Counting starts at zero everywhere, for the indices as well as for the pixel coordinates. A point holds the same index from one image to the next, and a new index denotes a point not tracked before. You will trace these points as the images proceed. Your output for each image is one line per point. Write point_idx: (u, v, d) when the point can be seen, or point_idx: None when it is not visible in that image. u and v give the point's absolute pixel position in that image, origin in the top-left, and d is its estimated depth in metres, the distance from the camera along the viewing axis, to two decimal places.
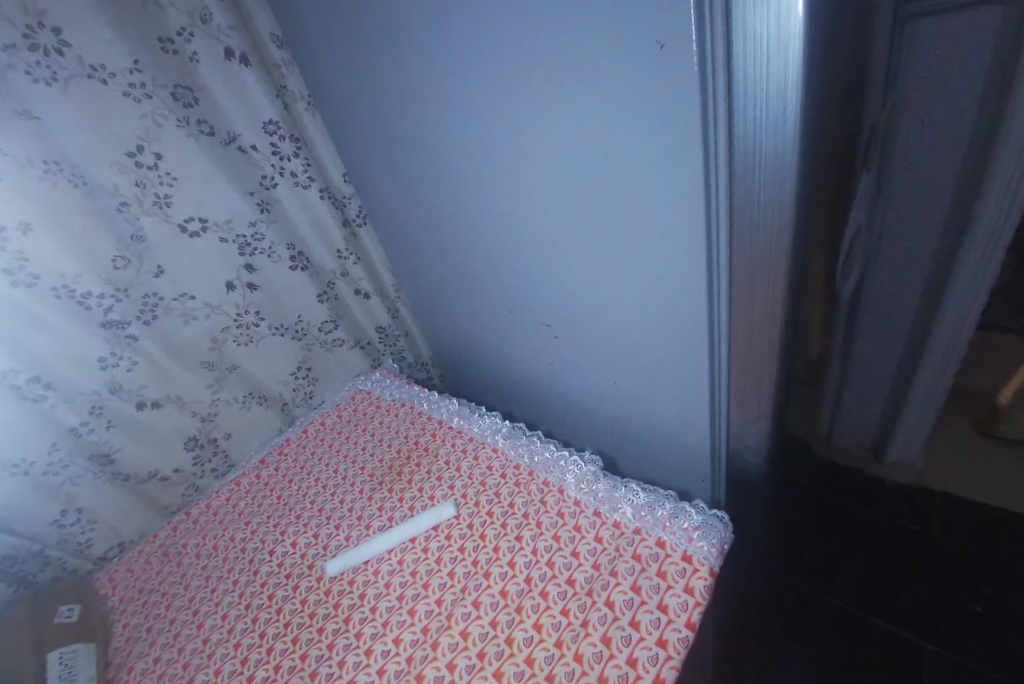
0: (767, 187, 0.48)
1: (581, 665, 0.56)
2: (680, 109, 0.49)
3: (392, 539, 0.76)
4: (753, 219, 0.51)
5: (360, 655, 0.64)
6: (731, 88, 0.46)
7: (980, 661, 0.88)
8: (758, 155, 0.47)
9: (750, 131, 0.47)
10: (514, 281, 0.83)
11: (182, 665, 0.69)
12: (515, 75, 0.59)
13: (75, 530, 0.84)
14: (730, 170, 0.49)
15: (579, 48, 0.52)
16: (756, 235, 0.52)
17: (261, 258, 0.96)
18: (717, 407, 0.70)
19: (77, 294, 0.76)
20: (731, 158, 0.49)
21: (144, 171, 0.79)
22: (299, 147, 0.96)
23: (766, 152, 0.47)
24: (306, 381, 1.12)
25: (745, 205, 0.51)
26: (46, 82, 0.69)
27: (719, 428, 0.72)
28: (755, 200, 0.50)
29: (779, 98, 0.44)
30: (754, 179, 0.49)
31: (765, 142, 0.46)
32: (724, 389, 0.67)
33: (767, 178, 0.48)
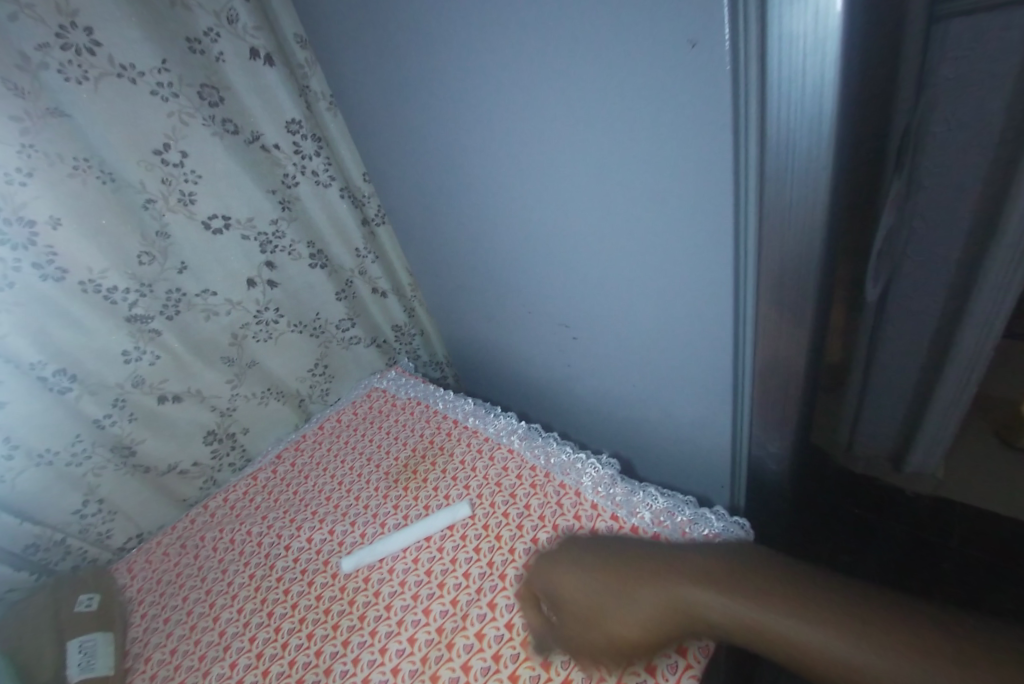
0: (799, 193, 0.47)
1: (599, 670, 0.56)
2: (707, 114, 0.48)
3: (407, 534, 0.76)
4: (784, 224, 0.49)
5: (375, 653, 0.64)
6: (764, 90, 0.44)
7: None
8: (791, 161, 0.45)
9: (782, 136, 0.45)
10: (533, 283, 0.83)
11: (198, 657, 0.69)
12: (542, 73, 0.58)
13: (96, 520, 0.86)
14: (761, 171, 0.47)
15: (606, 49, 0.52)
16: (785, 241, 0.50)
17: (281, 255, 0.97)
18: (738, 415, 0.69)
19: (104, 289, 0.78)
20: (763, 163, 0.47)
21: (170, 169, 0.80)
22: (320, 146, 0.96)
23: (799, 157, 0.45)
24: (323, 378, 1.13)
25: (776, 211, 0.49)
26: (77, 80, 0.70)
27: (741, 439, 0.70)
28: (786, 206, 0.48)
29: (814, 98, 0.42)
30: (785, 185, 0.47)
31: (799, 147, 0.44)
32: (747, 396, 0.66)
33: (799, 185, 0.46)
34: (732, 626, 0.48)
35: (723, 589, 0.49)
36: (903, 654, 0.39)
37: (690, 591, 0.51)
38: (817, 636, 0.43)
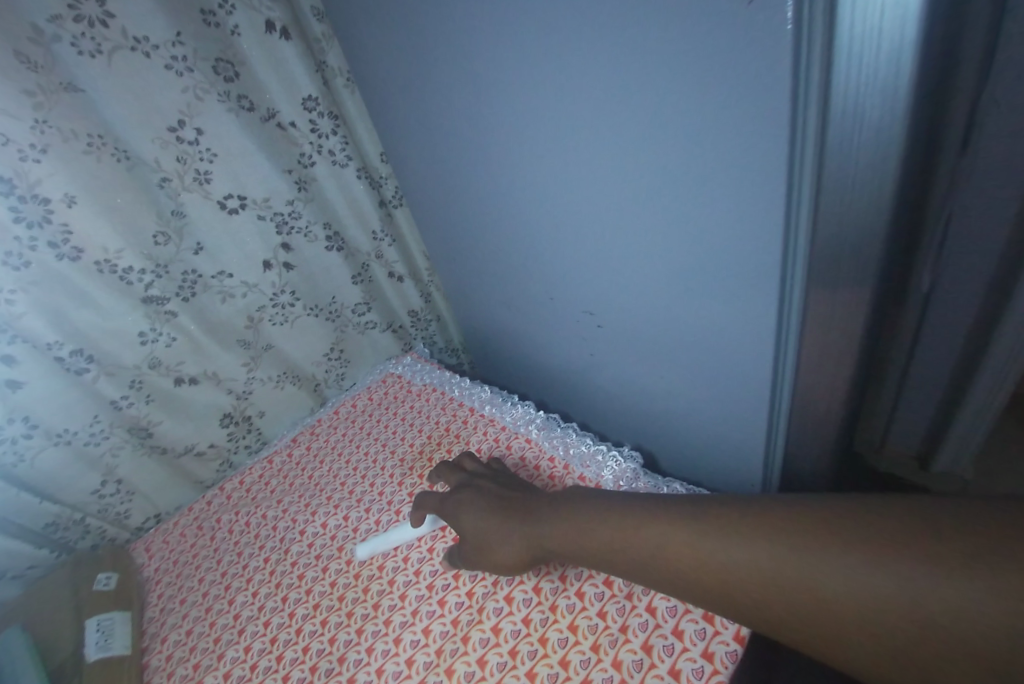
0: (863, 163, 0.44)
1: (620, 672, 0.53)
2: (754, 85, 0.44)
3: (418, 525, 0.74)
4: (842, 196, 0.46)
5: (389, 643, 0.63)
6: (829, 57, 0.40)
7: None
8: (858, 129, 0.43)
9: (850, 104, 0.42)
10: (556, 269, 0.80)
11: (213, 639, 0.69)
12: (577, 42, 0.54)
13: (114, 500, 0.86)
14: (822, 142, 0.43)
15: (646, 15, 0.48)
16: (846, 216, 0.47)
17: (297, 237, 0.95)
18: (776, 412, 0.65)
19: (119, 269, 0.77)
20: (824, 137, 0.43)
21: (185, 147, 0.78)
22: (337, 124, 0.93)
23: (869, 123, 0.42)
24: (339, 363, 1.11)
25: (837, 187, 0.46)
26: (91, 54, 0.68)
27: (777, 433, 0.67)
28: (849, 179, 0.45)
29: (890, 54, 0.39)
30: (851, 156, 0.44)
31: (868, 113, 0.42)
32: (785, 392, 0.62)
33: (865, 154, 0.44)
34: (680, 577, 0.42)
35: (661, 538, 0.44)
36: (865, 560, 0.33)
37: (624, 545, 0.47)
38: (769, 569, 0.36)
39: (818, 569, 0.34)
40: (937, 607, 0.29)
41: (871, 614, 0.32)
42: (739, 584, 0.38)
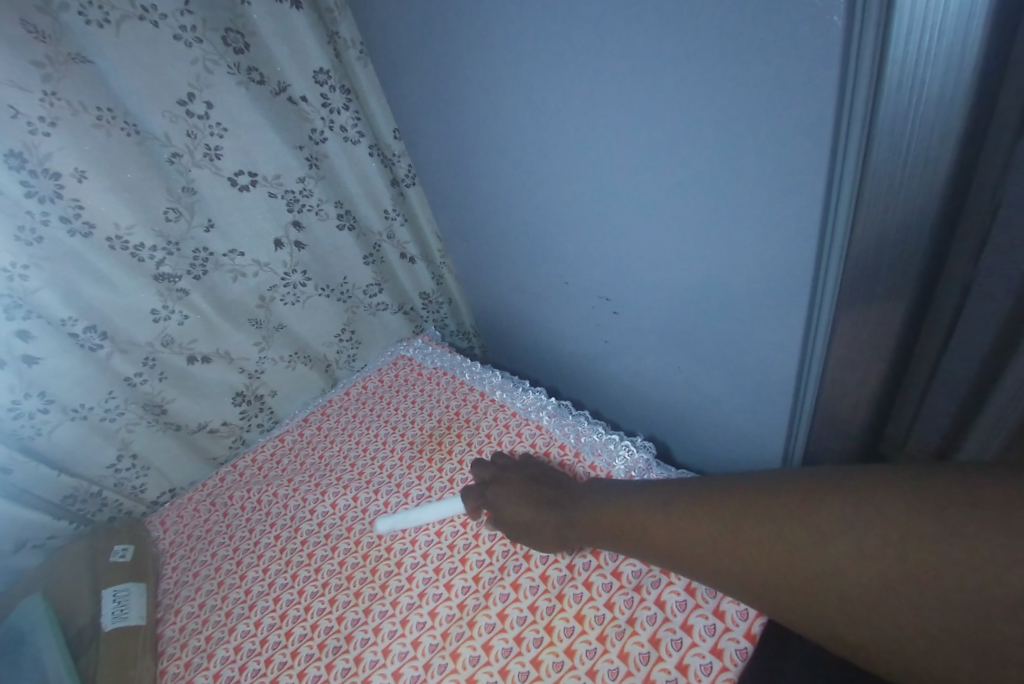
0: (919, 139, 0.41)
1: (626, 664, 0.53)
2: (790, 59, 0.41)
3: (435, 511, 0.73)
4: (885, 196, 0.44)
5: (395, 624, 0.63)
6: (887, 21, 0.35)
7: None
8: (913, 103, 0.39)
9: (907, 74, 0.37)
10: (572, 253, 0.78)
11: (225, 613, 0.71)
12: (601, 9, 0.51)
13: (130, 474, 0.88)
14: (868, 139, 0.40)
15: None
16: (893, 197, 0.44)
17: (309, 215, 0.93)
18: (800, 406, 0.62)
19: (131, 246, 0.76)
20: (873, 116, 0.39)
21: (195, 121, 0.77)
22: (349, 99, 0.91)
23: (923, 93, 0.39)
24: (350, 344, 1.11)
25: (885, 168, 0.42)
26: (99, 23, 0.66)
27: (799, 427, 0.65)
28: (901, 154, 0.42)
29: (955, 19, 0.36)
30: (905, 129, 0.40)
31: (923, 84, 0.38)
32: (812, 386, 0.59)
33: (920, 130, 0.41)
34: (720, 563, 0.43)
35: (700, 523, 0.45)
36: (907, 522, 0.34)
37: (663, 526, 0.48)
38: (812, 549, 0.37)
39: (854, 538, 0.36)
40: (973, 561, 0.31)
41: (915, 577, 0.33)
42: (780, 564, 0.39)
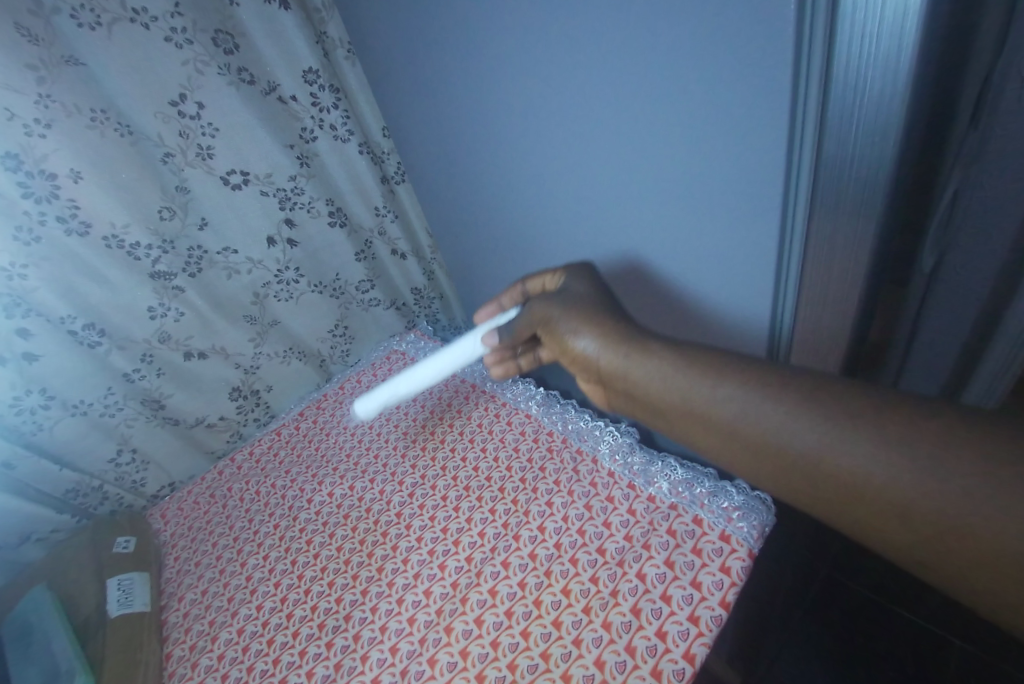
0: (864, 135, 0.45)
1: (609, 632, 0.56)
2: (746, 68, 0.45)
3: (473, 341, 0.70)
4: (839, 177, 0.48)
5: (392, 603, 0.66)
6: (834, 27, 0.41)
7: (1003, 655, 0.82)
8: (858, 99, 0.44)
9: (852, 73, 0.43)
10: (558, 248, 0.81)
11: (227, 598, 0.73)
12: (588, 12, 0.55)
13: (130, 468, 0.90)
14: (823, 116, 0.45)
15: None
16: (843, 186, 0.49)
17: (300, 212, 0.95)
18: (778, 328, 0.62)
19: (127, 244, 0.78)
20: (824, 110, 0.45)
21: (187, 121, 0.78)
22: (338, 98, 0.92)
23: (870, 91, 0.43)
24: (343, 339, 1.13)
25: (835, 158, 0.47)
26: (90, 26, 0.68)
27: (777, 356, 0.64)
28: (849, 148, 0.46)
29: (894, 31, 0.40)
30: (851, 124, 0.45)
31: (870, 81, 0.43)
32: (788, 312, 0.59)
33: (866, 129, 0.45)
34: (760, 438, 0.44)
35: (777, 403, 0.44)
36: (965, 461, 0.35)
37: (726, 400, 0.47)
38: (862, 456, 0.39)
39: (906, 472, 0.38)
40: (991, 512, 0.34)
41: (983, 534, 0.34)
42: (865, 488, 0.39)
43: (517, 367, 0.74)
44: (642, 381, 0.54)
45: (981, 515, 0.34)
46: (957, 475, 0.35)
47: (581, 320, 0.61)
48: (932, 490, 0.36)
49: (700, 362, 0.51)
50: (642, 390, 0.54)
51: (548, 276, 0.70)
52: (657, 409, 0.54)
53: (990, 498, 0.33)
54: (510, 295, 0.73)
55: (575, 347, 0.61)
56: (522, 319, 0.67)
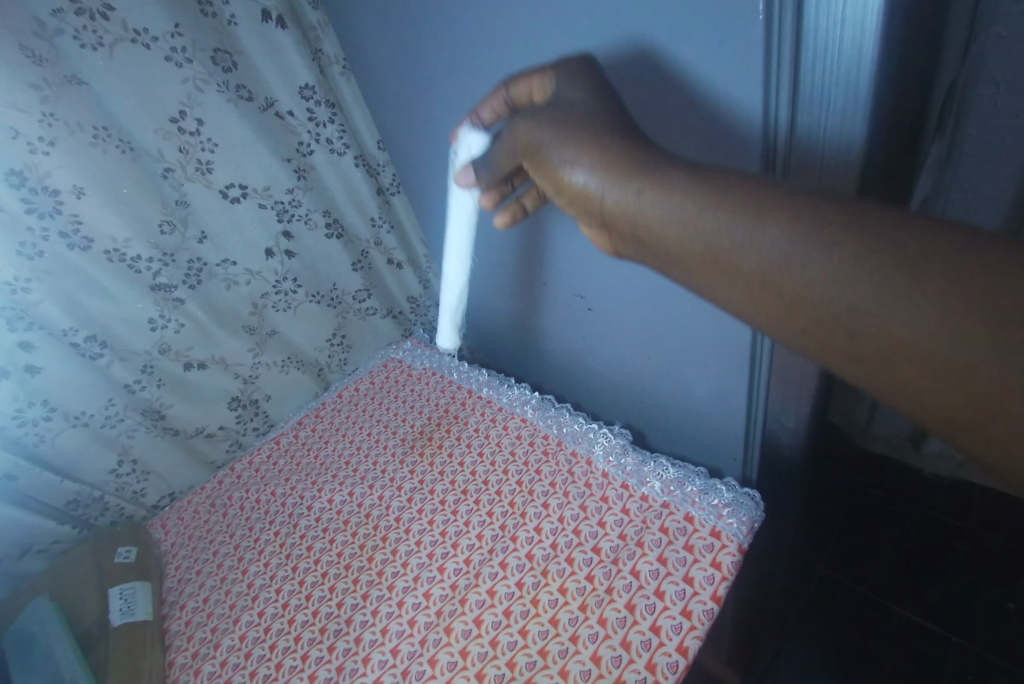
0: (831, 148, 0.47)
1: (605, 628, 0.58)
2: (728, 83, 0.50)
3: (465, 209, 0.59)
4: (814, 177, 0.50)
5: (393, 606, 0.67)
6: (798, 47, 0.44)
7: (989, 647, 0.89)
8: (825, 113, 0.46)
9: (817, 89, 0.45)
10: (551, 256, 0.83)
11: (229, 605, 0.74)
12: (576, 30, 0.58)
13: (130, 479, 0.91)
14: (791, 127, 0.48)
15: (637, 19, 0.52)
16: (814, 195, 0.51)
17: (298, 224, 0.97)
18: (774, 131, 0.49)
19: (128, 258, 0.79)
20: (793, 122, 0.48)
21: (187, 137, 0.80)
22: (334, 113, 0.95)
23: (834, 107, 0.45)
24: (341, 348, 1.15)
25: (805, 167, 0.50)
26: (92, 47, 0.70)
27: (774, 171, 0.52)
28: (818, 159, 0.48)
29: (854, 49, 0.41)
30: (819, 135, 0.47)
31: (834, 98, 0.44)
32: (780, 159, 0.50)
33: (832, 142, 0.47)
34: (786, 285, 0.33)
35: (819, 242, 0.32)
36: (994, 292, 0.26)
37: (756, 242, 0.34)
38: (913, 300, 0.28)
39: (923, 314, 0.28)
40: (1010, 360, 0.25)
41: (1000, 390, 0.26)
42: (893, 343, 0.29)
43: (522, 209, 0.61)
44: (655, 226, 0.39)
45: (994, 363, 0.26)
46: (966, 317, 0.26)
47: (571, 139, 0.43)
48: (946, 335, 0.27)
49: (732, 193, 0.36)
50: (655, 236, 0.40)
51: (536, 78, 0.50)
52: (667, 257, 0.40)
53: (1007, 347, 0.25)
54: (491, 105, 0.54)
55: (569, 183, 0.44)
56: (506, 147, 0.50)
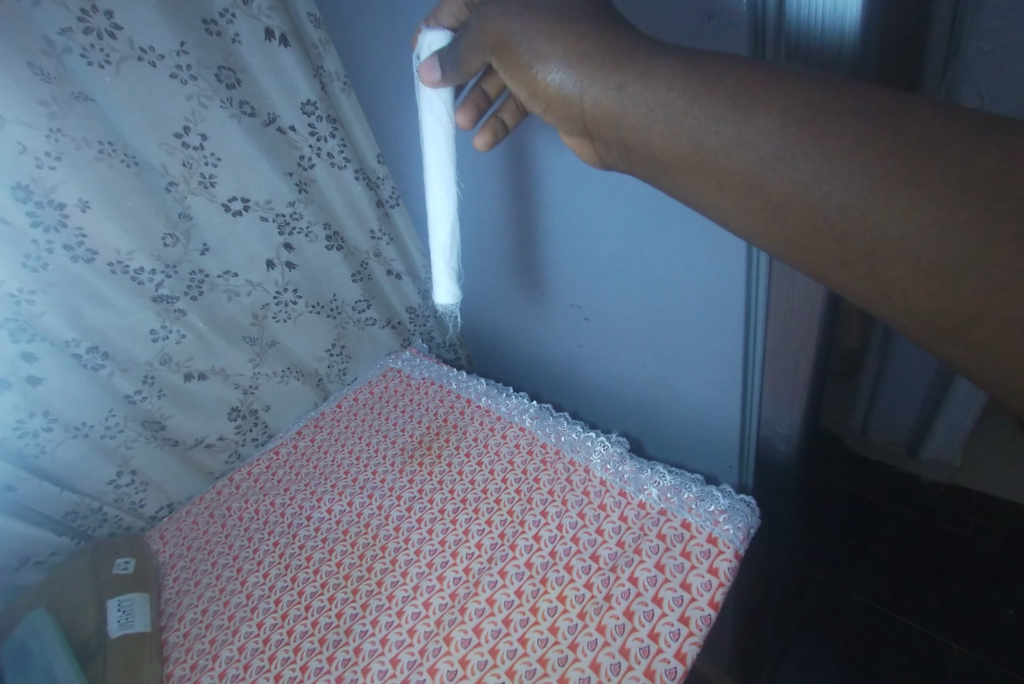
0: None
1: (604, 635, 0.58)
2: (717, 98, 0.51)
3: (442, 132, 0.57)
4: None
5: (392, 615, 0.68)
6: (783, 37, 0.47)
7: (991, 655, 0.89)
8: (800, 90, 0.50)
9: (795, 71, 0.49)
10: (548, 267, 0.85)
11: (227, 616, 0.74)
12: None
13: (129, 489, 0.91)
14: None
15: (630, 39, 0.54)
16: None
17: (299, 237, 0.99)
18: (764, 14, 0.46)
19: (131, 270, 0.81)
20: None
21: (190, 152, 0.82)
22: (335, 128, 0.97)
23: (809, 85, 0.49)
24: (340, 358, 1.16)
25: None
26: (100, 65, 0.71)
27: (763, 58, 0.48)
28: None
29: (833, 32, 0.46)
30: None
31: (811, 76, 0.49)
32: None
33: None
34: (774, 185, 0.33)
35: (804, 130, 0.32)
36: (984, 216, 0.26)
37: (743, 135, 0.34)
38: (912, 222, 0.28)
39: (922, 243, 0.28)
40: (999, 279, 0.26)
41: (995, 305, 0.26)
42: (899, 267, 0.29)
43: (502, 126, 0.59)
44: (642, 125, 0.39)
45: (984, 261, 0.26)
46: (963, 219, 0.26)
47: (556, 37, 0.41)
48: (944, 235, 0.27)
49: (722, 85, 0.36)
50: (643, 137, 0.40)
51: None
52: (655, 162, 0.41)
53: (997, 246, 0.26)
54: (449, 9, 0.51)
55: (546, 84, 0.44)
56: (472, 40, 0.47)
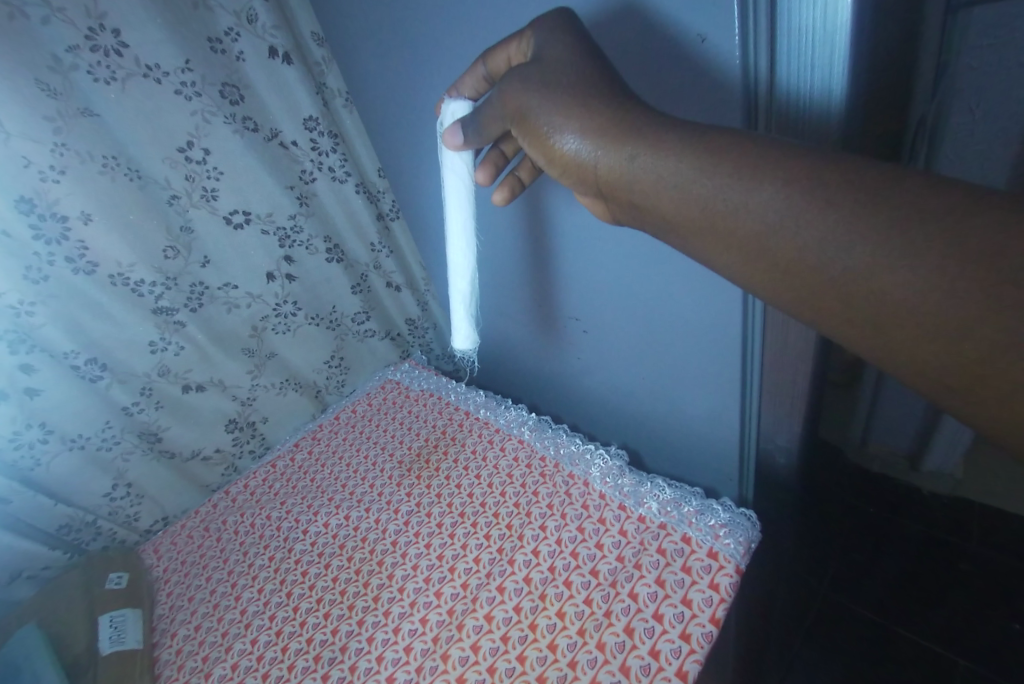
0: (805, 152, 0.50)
1: (603, 653, 0.57)
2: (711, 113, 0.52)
3: (463, 191, 0.59)
4: None
5: (388, 633, 0.66)
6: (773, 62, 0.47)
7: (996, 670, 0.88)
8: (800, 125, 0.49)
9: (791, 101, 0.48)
10: (546, 278, 0.85)
11: (221, 632, 0.73)
12: None
13: (124, 503, 0.90)
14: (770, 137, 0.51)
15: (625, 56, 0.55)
16: None
17: (299, 249, 0.99)
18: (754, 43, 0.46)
19: (132, 282, 0.81)
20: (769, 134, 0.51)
21: (193, 166, 0.83)
22: (337, 143, 0.98)
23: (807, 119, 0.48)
24: (339, 369, 1.16)
25: None
26: (106, 81, 0.73)
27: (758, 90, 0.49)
28: None
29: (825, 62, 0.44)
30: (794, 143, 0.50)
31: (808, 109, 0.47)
32: None
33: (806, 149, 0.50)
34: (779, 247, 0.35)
35: (806, 200, 0.33)
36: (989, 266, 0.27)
37: (750, 204, 0.36)
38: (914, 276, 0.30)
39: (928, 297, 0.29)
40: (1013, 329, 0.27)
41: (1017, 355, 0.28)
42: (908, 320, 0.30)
43: (518, 182, 0.61)
44: (652, 191, 0.41)
45: (984, 323, 0.28)
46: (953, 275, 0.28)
47: (568, 108, 0.44)
48: (945, 302, 0.29)
49: (726, 150, 0.37)
50: (651, 202, 0.41)
51: (512, 42, 0.51)
52: (664, 222, 0.42)
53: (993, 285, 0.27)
54: (469, 82, 0.55)
55: (562, 152, 0.45)
56: (494, 111, 0.50)
